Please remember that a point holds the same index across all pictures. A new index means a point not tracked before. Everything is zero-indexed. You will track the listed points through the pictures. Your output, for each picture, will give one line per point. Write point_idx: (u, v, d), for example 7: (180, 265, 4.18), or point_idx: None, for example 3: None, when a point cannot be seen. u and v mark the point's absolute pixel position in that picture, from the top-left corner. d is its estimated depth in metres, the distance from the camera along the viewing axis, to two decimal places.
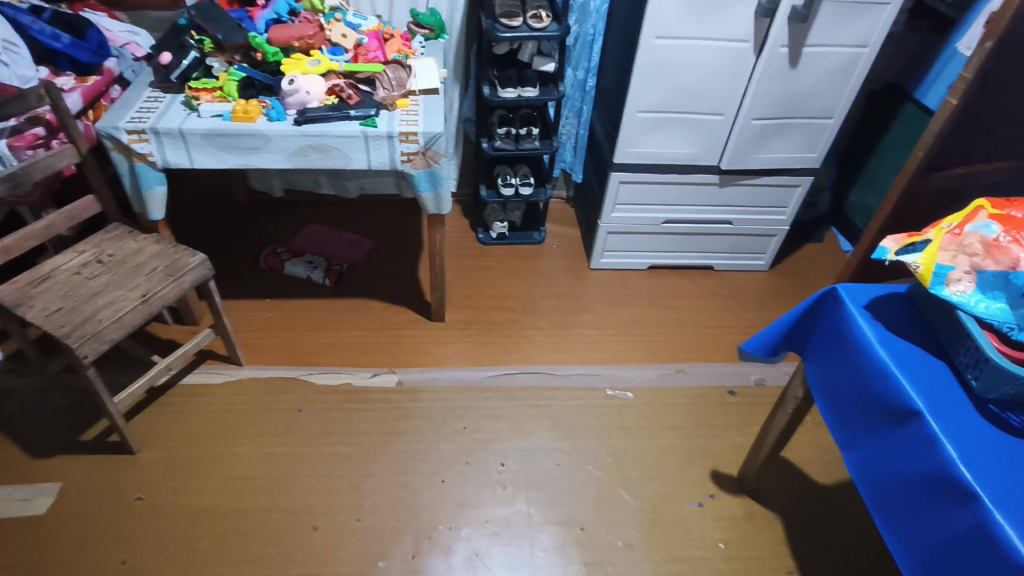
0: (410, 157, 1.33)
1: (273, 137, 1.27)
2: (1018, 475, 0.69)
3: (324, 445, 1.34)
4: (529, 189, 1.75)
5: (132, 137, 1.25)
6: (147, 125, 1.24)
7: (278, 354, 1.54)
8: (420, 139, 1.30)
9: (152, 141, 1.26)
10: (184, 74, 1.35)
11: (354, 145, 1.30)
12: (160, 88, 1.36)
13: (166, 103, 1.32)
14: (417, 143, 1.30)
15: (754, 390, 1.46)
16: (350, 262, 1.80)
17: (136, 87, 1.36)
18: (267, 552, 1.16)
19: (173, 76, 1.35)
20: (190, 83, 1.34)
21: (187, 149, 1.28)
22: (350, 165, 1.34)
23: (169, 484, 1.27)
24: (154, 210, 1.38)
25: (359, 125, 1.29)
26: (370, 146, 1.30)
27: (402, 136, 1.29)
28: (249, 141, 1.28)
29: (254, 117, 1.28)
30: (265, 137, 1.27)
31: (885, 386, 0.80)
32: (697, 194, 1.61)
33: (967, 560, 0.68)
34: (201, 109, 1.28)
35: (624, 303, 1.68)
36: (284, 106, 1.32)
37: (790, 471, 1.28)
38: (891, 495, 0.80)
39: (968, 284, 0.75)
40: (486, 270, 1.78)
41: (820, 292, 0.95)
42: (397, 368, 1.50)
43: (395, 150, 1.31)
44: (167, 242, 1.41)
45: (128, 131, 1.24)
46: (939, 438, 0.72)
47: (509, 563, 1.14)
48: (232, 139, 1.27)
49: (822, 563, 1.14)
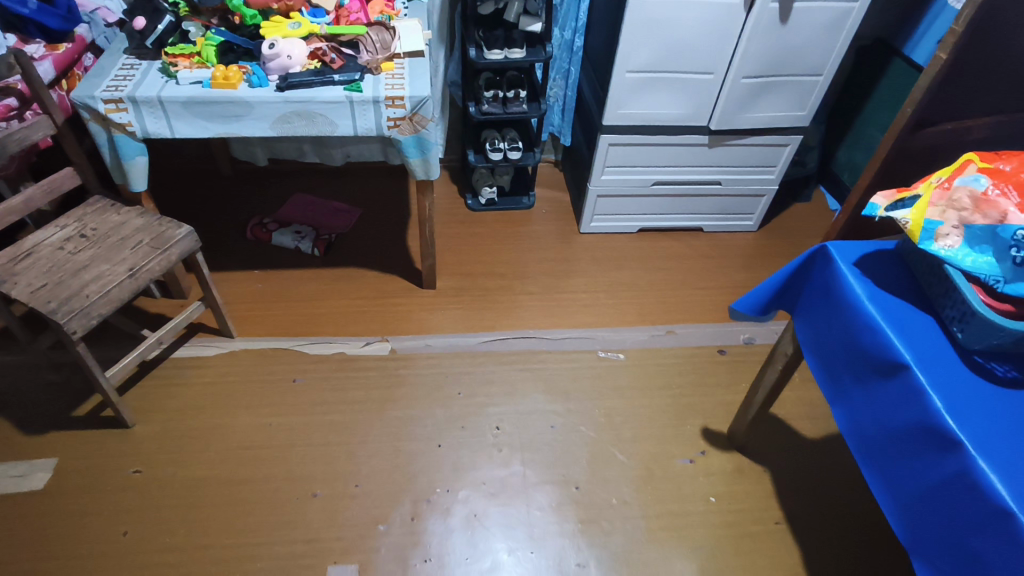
0: (397, 123, 1.30)
1: (256, 105, 1.24)
2: (1002, 423, 0.71)
3: (319, 414, 1.35)
4: (517, 153, 1.73)
5: (109, 106, 1.21)
6: (125, 93, 1.21)
7: (269, 325, 1.53)
8: (407, 104, 1.27)
9: (130, 110, 1.23)
10: (160, 40, 1.30)
11: (339, 111, 1.27)
12: (136, 54, 1.32)
13: (142, 71, 1.27)
14: (404, 108, 1.28)
15: (743, 348, 1.48)
16: (338, 231, 1.78)
17: (110, 54, 1.32)
18: (267, 519, 1.18)
19: (149, 41, 1.30)
20: (166, 49, 1.29)
21: (167, 118, 1.25)
22: (336, 131, 1.31)
23: (166, 456, 1.27)
24: (137, 181, 1.35)
25: (344, 90, 1.26)
26: (355, 111, 1.27)
27: (387, 101, 1.26)
28: (232, 109, 1.25)
29: (235, 84, 1.25)
30: (246, 104, 1.24)
31: (874, 340, 0.81)
32: (686, 155, 1.60)
33: (951, 504, 0.71)
34: (180, 76, 1.25)
35: (614, 266, 1.69)
36: (265, 71, 1.29)
37: (778, 426, 1.31)
38: (878, 445, 0.82)
39: (956, 238, 0.76)
40: (475, 236, 1.78)
41: (810, 249, 0.96)
42: (390, 336, 1.50)
43: (381, 116, 1.29)
44: (152, 214, 1.39)
45: (105, 101, 1.20)
46: (925, 389, 0.74)
47: (506, 523, 1.17)
48: (213, 106, 1.24)
49: (809, 513, 1.18)
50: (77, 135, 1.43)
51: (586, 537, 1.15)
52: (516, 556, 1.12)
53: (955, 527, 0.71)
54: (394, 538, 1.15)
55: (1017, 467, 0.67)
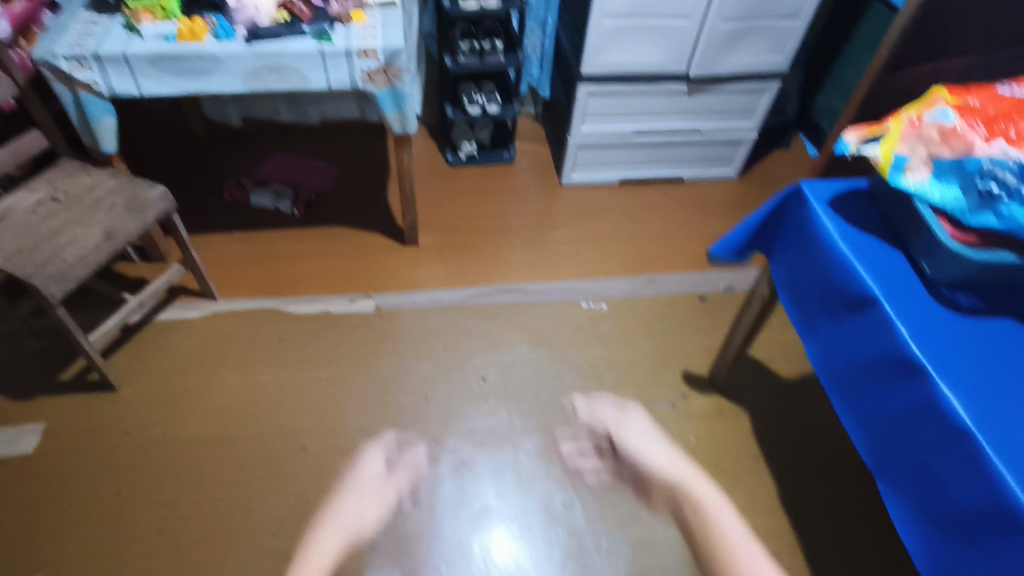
0: (371, 75, 1.28)
1: (224, 59, 1.21)
2: (964, 351, 0.74)
3: (307, 371, 1.36)
4: (495, 106, 1.72)
5: (73, 65, 1.18)
6: (89, 50, 1.17)
7: (252, 286, 1.53)
8: (380, 55, 1.25)
9: (95, 68, 1.19)
10: None
11: (311, 64, 1.24)
12: (97, 8, 1.27)
13: (104, 26, 1.23)
14: (377, 59, 1.25)
15: (723, 295, 1.50)
16: (317, 191, 1.76)
17: (70, 9, 1.27)
18: (260, 474, 1.20)
19: None
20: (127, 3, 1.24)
21: (134, 75, 1.22)
22: (309, 86, 1.29)
23: (156, 417, 1.28)
24: (106, 142, 1.32)
25: (314, 42, 1.23)
26: (328, 64, 1.25)
27: (360, 53, 1.24)
28: (200, 64, 1.21)
29: (201, 38, 1.21)
30: (215, 59, 1.21)
31: (845, 276, 0.84)
32: (666, 104, 1.59)
33: (914, 428, 0.74)
34: (144, 31, 1.21)
35: (595, 218, 1.69)
36: (232, 24, 1.25)
37: (757, 369, 1.34)
38: (848, 377, 0.85)
39: (923, 171, 0.78)
40: (456, 192, 1.77)
41: (784, 191, 0.97)
42: (374, 293, 1.51)
43: (354, 68, 1.26)
44: (125, 175, 1.36)
45: (68, 58, 1.16)
46: (891, 319, 0.76)
47: (493, 468, 1.20)
48: (180, 62, 1.20)
49: (785, 449, 1.22)
50: (41, 96, 1.38)
51: (572, 479, 1.18)
52: (504, 499, 1.16)
53: (915, 449, 0.74)
54: None
55: (975, 390, 0.70)
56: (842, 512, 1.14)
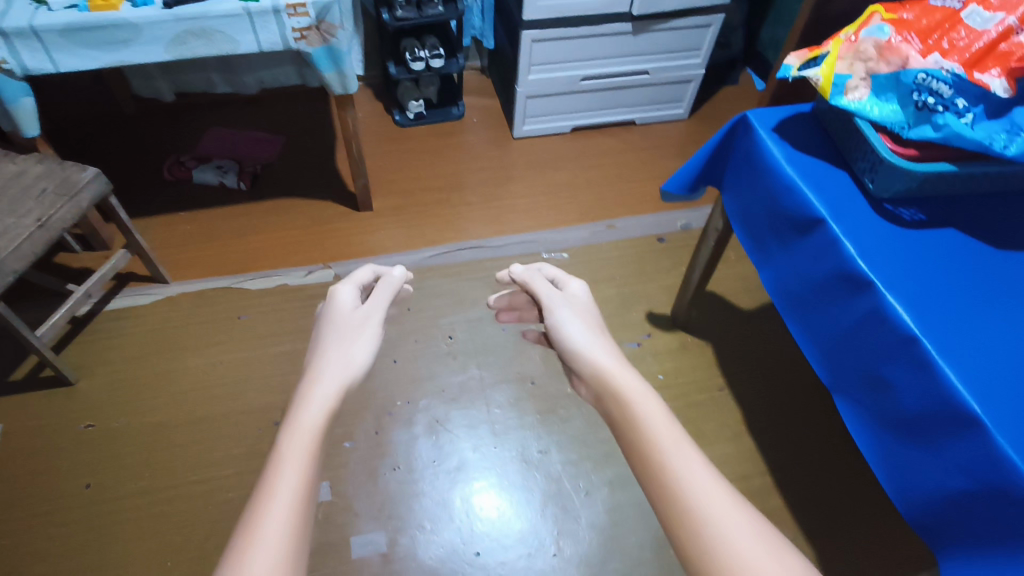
0: (303, 33, 1.22)
1: (143, 26, 1.14)
2: (908, 261, 0.76)
3: (270, 346, 1.34)
4: (440, 61, 1.66)
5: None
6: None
7: (205, 266, 1.48)
8: (310, 11, 1.19)
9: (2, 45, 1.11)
10: None
11: (238, 26, 1.18)
12: None
13: None
14: (308, 16, 1.20)
15: (680, 234, 1.52)
16: (263, 162, 1.70)
17: None
18: (233, 452, 1.19)
19: None
20: None
21: (47, 50, 1.14)
22: (238, 49, 1.23)
23: (118, 407, 1.25)
24: (27, 125, 1.25)
25: (239, 1, 1.16)
26: (256, 24, 1.19)
27: (289, 10, 1.18)
28: (118, 33, 1.14)
29: (116, 5, 1.13)
30: (133, 27, 1.14)
31: (793, 200, 0.85)
32: (611, 46, 1.56)
33: (866, 342, 0.76)
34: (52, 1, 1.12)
35: (550, 169, 1.68)
36: None
37: (717, 303, 1.37)
38: (803, 299, 0.87)
39: (864, 90, 0.78)
40: (407, 152, 1.73)
41: (731, 122, 0.97)
42: (332, 262, 1.48)
43: (285, 27, 1.20)
44: (52, 159, 1.29)
45: None
46: (839, 239, 0.78)
47: (468, 423, 1.21)
48: (96, 32, 1.13)
49: (748, 377, 1.26)
50: None
51: (545, 426, 1.20)
52: (481, 451, 1.17)
53: (867, 360, 0.77)
54: (361, 453, 1.17)
55: (920, 298, 0.72)
56: (804, 431, 1.19)
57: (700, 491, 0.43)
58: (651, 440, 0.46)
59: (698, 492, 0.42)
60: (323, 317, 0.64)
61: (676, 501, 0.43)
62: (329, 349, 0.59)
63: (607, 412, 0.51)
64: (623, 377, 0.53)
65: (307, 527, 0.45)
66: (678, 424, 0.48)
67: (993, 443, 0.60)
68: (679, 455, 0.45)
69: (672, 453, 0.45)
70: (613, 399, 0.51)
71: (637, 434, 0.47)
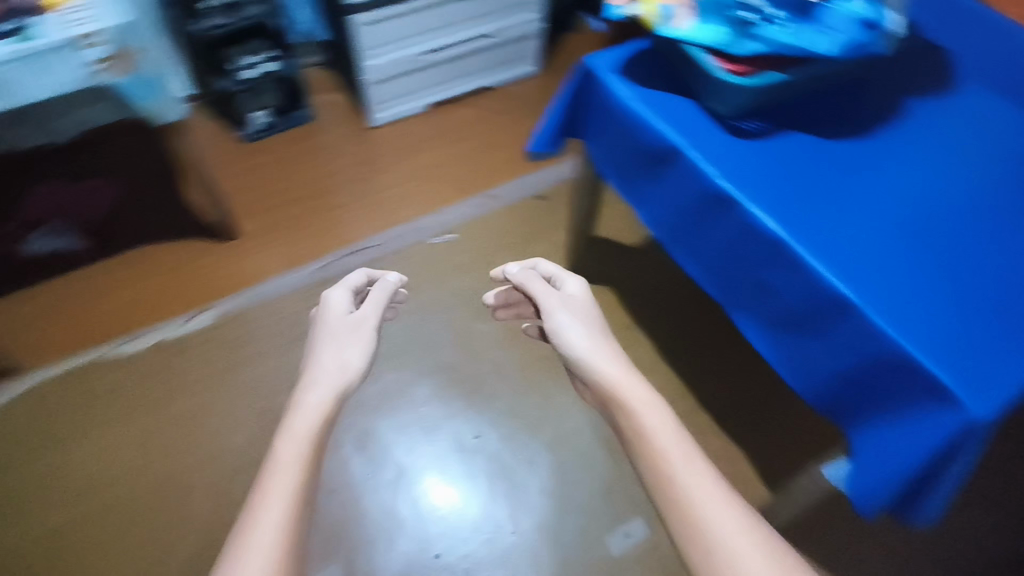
0: (103, 65, 1.09)
1: None
2: (762, 170, 0.80)
3: (165, 409, 1.23)
4: (272, 63, 1.55)
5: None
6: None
7: (64, 342, 1.33)
8: (104, 40, 1.06)
9: None
10: None
11: (20, 72, 1.03)
12: None
13: None
14: (102, 46, 1.06)
15: (559, 188, 1.53)
16: (100, 214, 1.49)
17: None
18: (153, 532, 1.10)
19: None
20: None
21: None
22: (30, 97, 1.07)
23: (5, 523, 1.11)
24: None
25: (13, 44, 1.00)
26: (42, 64, 1.04)
27: (79, 44, 1.04)
28: None
29: None
30: None
31: (649, 135, 0.87)
32: (444, 15, 1.51)
33: (742, 253, 0.81)
34: None
35: (416, 152, 1.63)
36: None
37: (608, 247, 1.40)
38: (679, 227, 0.90)
39: (686, 17, 0.81)
40: (262, 167, 1.61)
41: (575, 72, 0.96)
42: (207, 304, 1.36)
43: (79, 63, 1.06)
44: None
45: None
46: (698, 163, 0.81)
47: (396, 428, 1.18)
48: None
49: (652, 309, 1.31)
50: None
51: (475, 410, 1.19)
52: (417, 453, 1.15)
53: (747, 273, 0.81)
54: None
55: (780, 203, 0.76)
56: (711, 346, 1.26)
57: (697, 488, 0.54)
58: (657, 450, 0.58)
59: (701, 488, 0.54)
60: (326, 330, 0.71)
61: (681, 494, 0.54)
62: (325, 356, 0.67)
63: (616, 424, 0.62)
64: (630, 390, 0.63)
65: (308, 521, 0.52)
66: (686, 434, 0.59)
67: (866, 319, 0.66)
68: (683, 463, 0.56)
69: (676, 456, 0.57)
70: (621, 412, 0.62)
71: (645, 440, 0.58)
